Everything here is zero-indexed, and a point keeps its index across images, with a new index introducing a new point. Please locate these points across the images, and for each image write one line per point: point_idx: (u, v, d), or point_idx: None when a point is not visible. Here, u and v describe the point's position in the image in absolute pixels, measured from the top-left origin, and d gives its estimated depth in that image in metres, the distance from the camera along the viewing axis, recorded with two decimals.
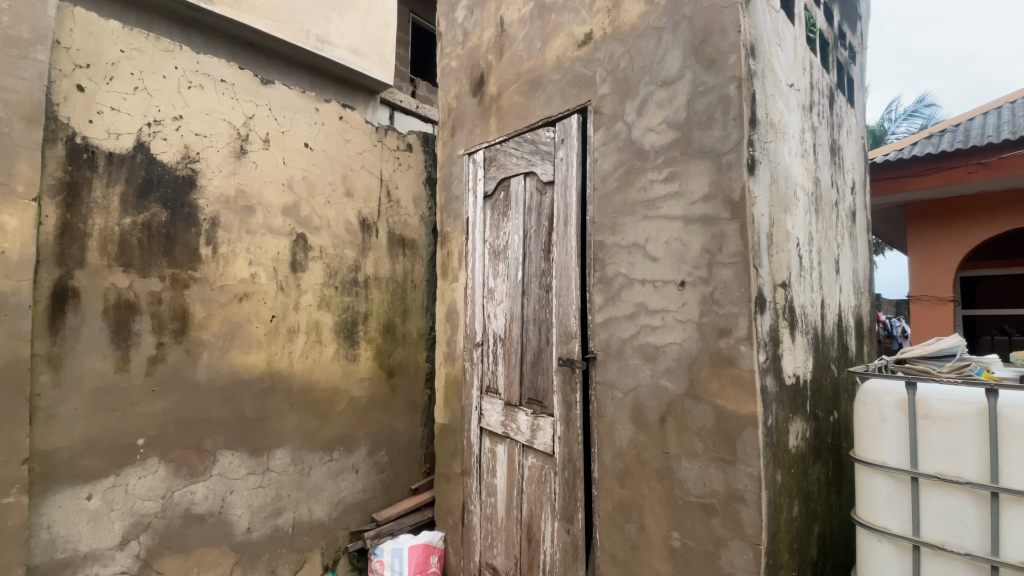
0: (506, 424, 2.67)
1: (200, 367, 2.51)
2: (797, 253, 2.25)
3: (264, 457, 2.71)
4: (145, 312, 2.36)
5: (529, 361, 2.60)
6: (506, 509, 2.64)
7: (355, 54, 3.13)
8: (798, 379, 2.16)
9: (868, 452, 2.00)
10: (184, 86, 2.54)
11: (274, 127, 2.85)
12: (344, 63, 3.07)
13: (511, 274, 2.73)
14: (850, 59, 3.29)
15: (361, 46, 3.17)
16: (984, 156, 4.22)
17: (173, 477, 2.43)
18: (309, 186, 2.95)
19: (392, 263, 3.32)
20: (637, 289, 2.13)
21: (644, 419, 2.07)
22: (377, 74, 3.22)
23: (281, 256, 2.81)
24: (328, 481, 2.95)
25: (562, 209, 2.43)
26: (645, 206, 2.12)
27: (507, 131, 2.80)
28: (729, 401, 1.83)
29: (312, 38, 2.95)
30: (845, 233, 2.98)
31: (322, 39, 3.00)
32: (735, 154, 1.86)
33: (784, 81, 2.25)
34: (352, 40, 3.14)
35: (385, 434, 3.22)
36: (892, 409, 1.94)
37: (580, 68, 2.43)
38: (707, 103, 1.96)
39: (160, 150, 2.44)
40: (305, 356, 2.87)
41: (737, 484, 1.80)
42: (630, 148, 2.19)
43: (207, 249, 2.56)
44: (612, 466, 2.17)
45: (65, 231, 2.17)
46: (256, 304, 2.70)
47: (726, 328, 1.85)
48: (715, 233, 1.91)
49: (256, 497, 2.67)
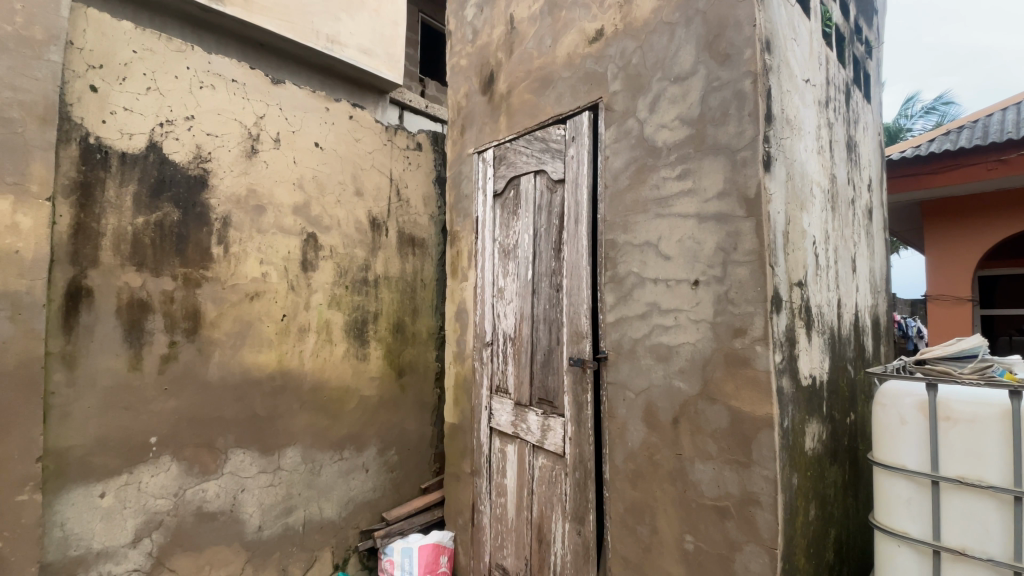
0: (515, 424, 2.63)
1: (212, 365, 2.51)
2: (814, 251, 2.21)
3: (275, 456, 2.70)
4: (157, 311, 2.37)
5: (539, 361, 2.56)
6: (516, 509, 2.62)
7: (365, 54, 3.14)
8: (815, 380, 2.12)
9: (888, 454, 1.98)
10: (195, 86, 2.54)
11: (285, 127, 2.82)
12: (353, 62, 3.07)
13: (521, 273, 2.70)
14: (867, 54, 3.23)
15: (370, 46, 3.18)
16: (1003, 153, 4.12)
17: (185, 476, 2.44)
18: (318, 185, 2.91)
19: (402, 262, 3.27)
20: (649, 288, 2.10)
21: (657, 420, 2.05)
22: (386, 74, 3.23)
23: (291, 255, 2.79)
24: (338, 481, 2.93)
25: (573, 207, 2.41)
26: (657, 203, 2.10)
27: (516, 129, 2.77)
28: (745, 403, 1.80)
29: (321, 38, 2.96)
30: (862, 231, 2.93)
31: (332, 39, 3.01)
32: (751, 151, 1.84)
33: (799, 77, 2.21)
34: (361, 39, 3.14)
35: (395, 434, 3.18)
36: (912, 411, 1.91)
37: (591, 65, 2.41)
38: (721, 99, 1.93)
39: (172, 150, 2.45)
40: (315, 355, 2.84)
41: (752, 487, 1.77)
42: (641, 146, 2.17)
43: (218, 249, 2.56)
44: (624, 468, 2.15)
45: (78, 230, 2.19)
46: (267, 303, 2.69)
47: (742, 328, 1.82)
48: (730, 231, 1.87)
49: (267, 496, 2.67)
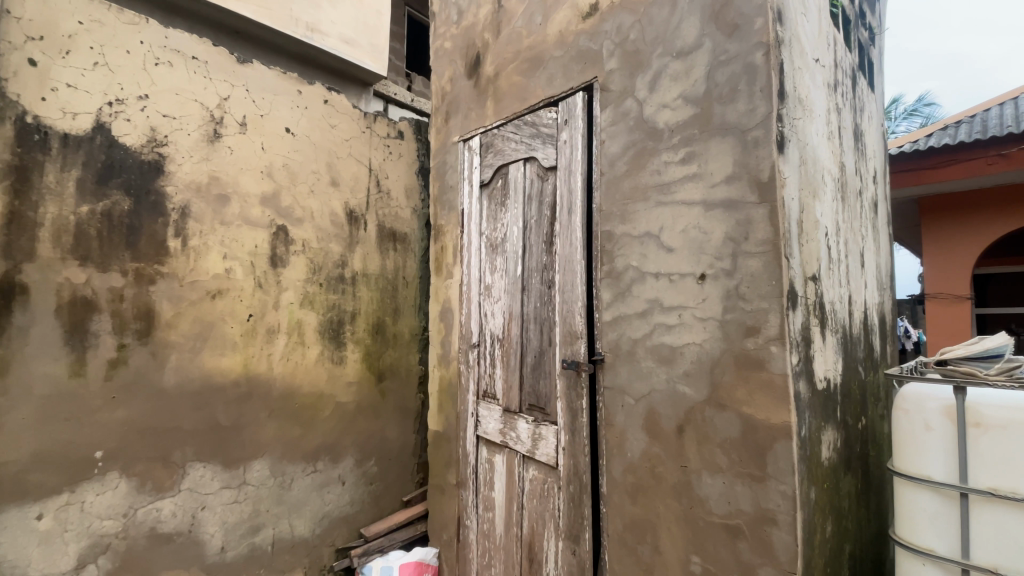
0: (504, 433, 2.41)
1: (168, 371, 2.27)
2: (826, 244, 2.04)
3: (240, 470, 2.45)
4: (104, 311, 2.13)
5: (529, 364, 2.33)
6: (505, 525, 2.40)
7: (347, 44, 2.88)
8: (829, 384, 1.94)
9: (912, 464, 1.81)
10: (150, 63, 2.30)
11: (252, 110, 2.58)
12: (334, 52, 2.81)
13: (510, 269, 2.47)
14: (870, 41, 3.08)
15: (353, 35, 2.91)
16: (1004, 147, 3.99)
17: (137, 493, 2.19)
18: (290, 174, 2.67)
19: (382, 259, 3.02)
20: (650, 284, 1.91)
21: (659, 429, 1.86)
22: (370, 65, 2.97)
23: (259, 249, 2.54)
24: (311, 495, 2.69)
25: (566, 197, 2.21)
26: (658, 190, 1.92)
27: (504, 114, 2.56)
28: (758, 410, 1.62)
29: (301, 26, 2.69)
30: (869, 225, 2.77)
31: (312, 27, 2.73)
32: (763, 129, 1.65)
33: (810, 55, 2.04)
34: (343, 28, 2.88)
35: (374, 443, 2.94)
36: (937, 417, 1.75)
37: (584, 42, 2.22)
38: (729, 74, 1.75)
39: (122, 132, 2.21)
40: (286, 358, 2.60)
41: (767, 504, 1.59)
42: (641, 128, 1.98)
43: (175, 242, 2.31)
44: (623, 481, 1.96)
45: (12, 219, 1.94)
46: (231, 302, 2.44)
47: (755, 327, 1.64)
48: (742, 218, 1.69)
49: (232, 513, 2.43)
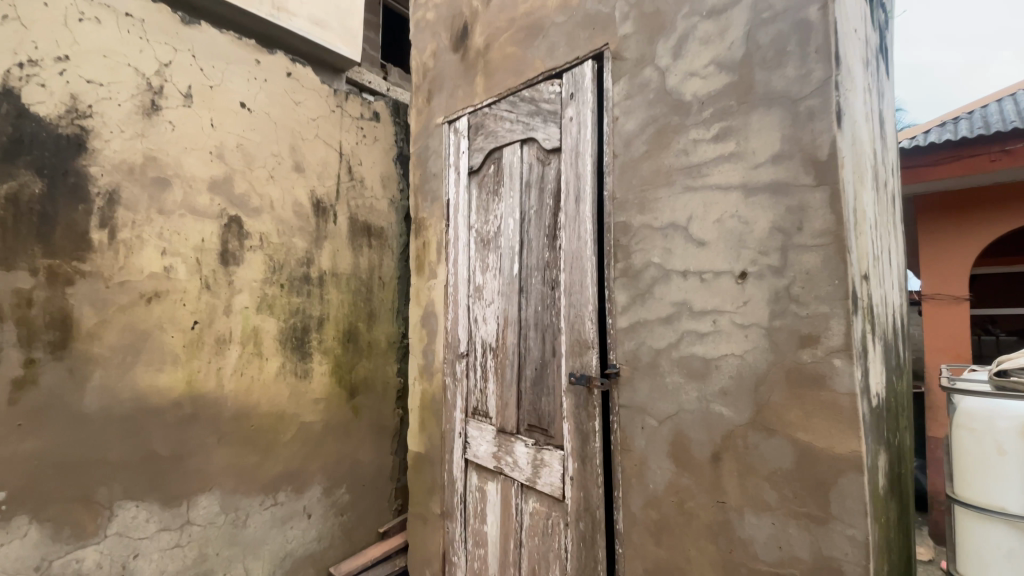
0: (498, 457, 2.07)
1: (90, 392, 1.85)
2: (871, 238, 1.78)
3: (183, 507, 2.05)
4: (6, 319, 1.70)
5: (529, 378, 2.00)
6: (500, 566, 2.07)
7: (318, 25, 2.60)
8: (880, 400, 1.68)
9: (979, 492, 1.56)
10: (72, 18, 1.88)
11: (200, 80, 2.18)
12: (304, 34, 2.53)
13: (505, 267, 2.13)
14: (886, 24, 2.88)
15: (324, 15, 2.61)
16: (1007, 143, 3.90)
17: (51, 542, 1.77)
18: (245, 156, 2.28)
19: (355, 256, 2.64)
20: (675, 284, 1.61)
21: (690, 457, 1.56)
22: (343, 50, 2.70)
23: (206, 244, 2.14)
24: (271, 532, 2.29)
25: (572, 182, 1.88)
26: (686, 173, 1.62)
27: (497, 90, 2.23)
28: (817, 436, 1.34)
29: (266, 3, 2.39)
30: (893, 219, 2.54)
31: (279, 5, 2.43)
32: (820, 98, 1.37)
33: (852, 21, 1.79)
34: (315, 8, 2.57)
35: (345, 468, 2.56)
36: (1011, 439, 1.49)
37: (592, 4, 1.91)
38: (774, 34, 1.47)
39: (34, 100, 1.79)
40: (239, 373, 2.21)
41: (830, 551, 1.31)
42: (663, 101, 1.69)
43: (101, 234, 1.90)
44: (644, 519, 1.65)
45: None
46: (172, 306, 2.04)
47: (812, 336, 1.36)
48: (794, 206, 1.41)
49: (173, 560, 2.02)
